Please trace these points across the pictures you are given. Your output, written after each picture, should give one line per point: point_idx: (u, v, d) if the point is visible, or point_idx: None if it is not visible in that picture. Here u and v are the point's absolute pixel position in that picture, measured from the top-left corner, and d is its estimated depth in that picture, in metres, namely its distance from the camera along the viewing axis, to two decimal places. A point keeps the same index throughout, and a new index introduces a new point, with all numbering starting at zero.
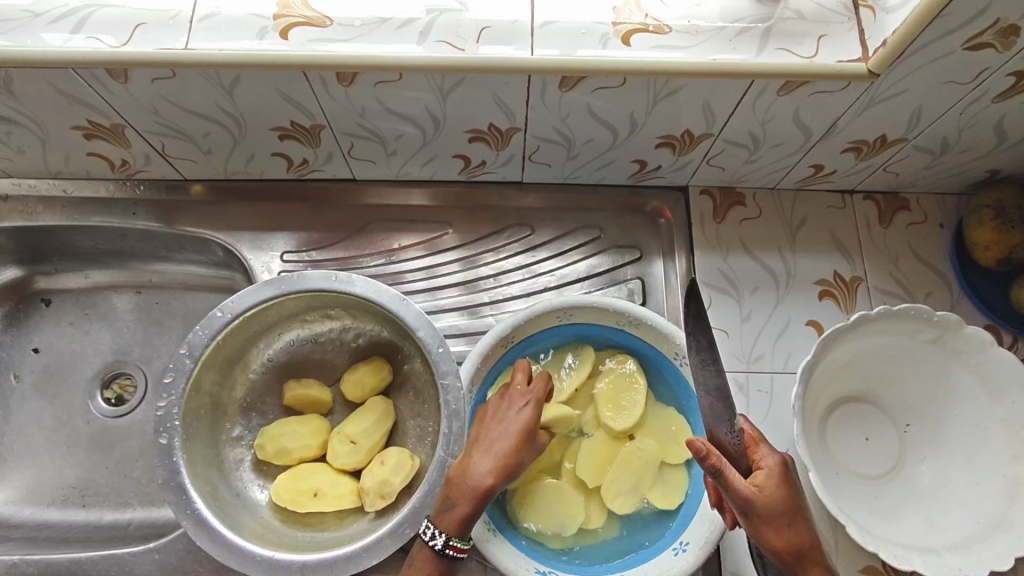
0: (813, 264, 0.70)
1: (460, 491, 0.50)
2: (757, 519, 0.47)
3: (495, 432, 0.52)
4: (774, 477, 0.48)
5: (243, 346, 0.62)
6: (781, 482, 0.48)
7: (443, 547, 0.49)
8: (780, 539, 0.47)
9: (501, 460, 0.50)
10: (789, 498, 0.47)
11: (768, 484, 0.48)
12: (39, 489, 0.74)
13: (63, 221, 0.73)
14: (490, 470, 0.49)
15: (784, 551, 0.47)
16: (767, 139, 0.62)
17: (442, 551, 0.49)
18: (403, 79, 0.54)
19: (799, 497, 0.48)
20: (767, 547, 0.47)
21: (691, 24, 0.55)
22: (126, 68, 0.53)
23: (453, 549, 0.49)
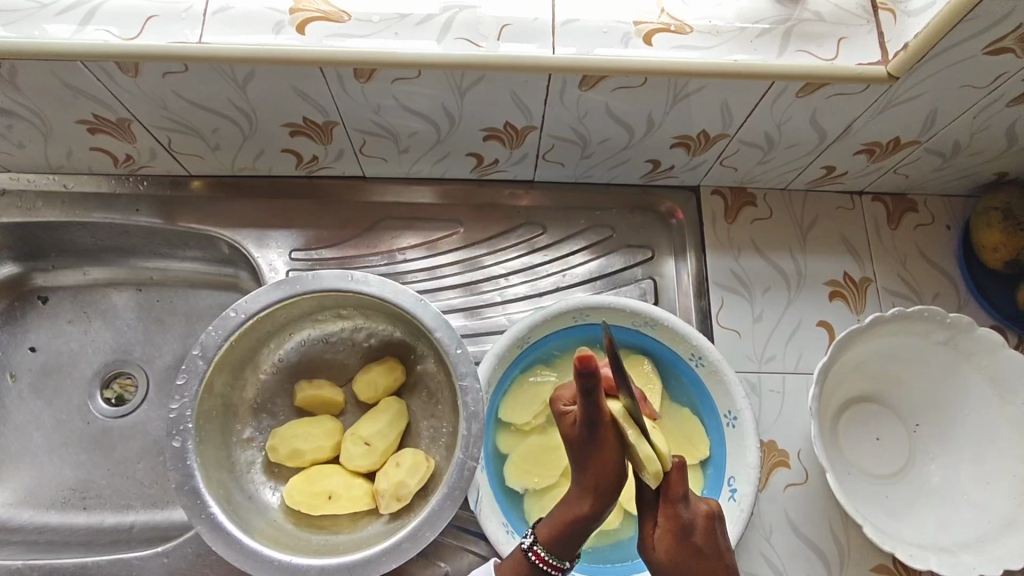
0: (824, 264, 0.71)
1: (574, 526, 0.46)
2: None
3: (605, 472, 0.43)
4: (669, 535, 0.41)
5: (254, 346, 0.61)
6: (671, 545, 0.40)
7: (528, 548, 0.48)
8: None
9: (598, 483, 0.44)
10: (677, 563, 0.40)
11: (661, 544, 0.41)
12: (39, 491, 0.72)
13: (63, 217, 0.71)
14: (587, 496, 0.45)
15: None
16: (783, 139, 0.62)
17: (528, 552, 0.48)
18: (421, 76, 0.54)
19: (698, 564, 0.40)
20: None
21: (711, 24, 0.54)
22: (137, 61, 0.51)
23: (536, 556, 0.47)
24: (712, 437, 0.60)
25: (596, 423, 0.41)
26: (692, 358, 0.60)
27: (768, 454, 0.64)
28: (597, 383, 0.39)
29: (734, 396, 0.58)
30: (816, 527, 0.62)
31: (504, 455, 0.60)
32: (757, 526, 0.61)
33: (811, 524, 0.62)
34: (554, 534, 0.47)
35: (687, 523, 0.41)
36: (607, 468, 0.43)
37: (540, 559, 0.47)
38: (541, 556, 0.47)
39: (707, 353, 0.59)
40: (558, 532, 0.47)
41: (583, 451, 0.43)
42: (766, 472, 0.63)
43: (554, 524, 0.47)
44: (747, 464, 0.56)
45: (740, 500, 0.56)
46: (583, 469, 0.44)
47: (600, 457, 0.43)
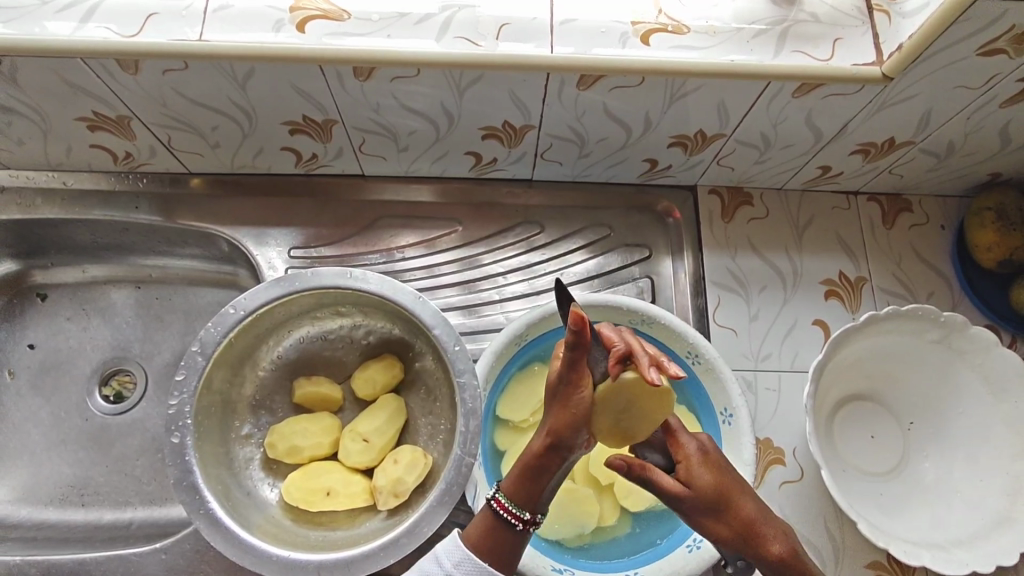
0: (819, 264, 0.71)
1: (533, 468, 0.47)
2: (695, 512, 0.44)
3: (566, 411, 0.45)
4: (699, 461, 0.46)
5: (254, 343, 0.62)
6: (705, 466, 0.46)
7: (492, 498, 0.48)
8: (724, 527, 0.44)
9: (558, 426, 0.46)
10: (716, 480, 0.45)
11: (696, 471, 0.45)
12: (37, 488, 0.73)
13: (62, 214, 0.72)
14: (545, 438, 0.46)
15: (729, 538, 0.44)
16: (779, 139, 0.63)
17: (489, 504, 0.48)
18: (420, 75, 0.54)
19: (727, 472, 0.46)
20: (712, 537, 0.45)
21: (708, 24, 0.55)
22: (137, 59, 0.52)
23: (497, 503, 0.47)
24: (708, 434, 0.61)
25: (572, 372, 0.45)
26: (688, 356, 0.61)
27: (764, 452, 0.64)
28: (585, 342, 0.43)
29: (730, 394, 0.59)
30: (811, 524, 0.62)
31: (501, 453, 0.60)
32: None
33: (806, 521, 0.62)
34: (519, 486, 0.47)
35: (700, 446, 0.47)
36: (572, 412, 0.45)
37: (500, 506, 0.47)
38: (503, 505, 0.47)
39: (704, 352, 0.60)
40: (521, 480, 0.47)
41: (556, 397, 0.46)
42: (761, 469, 0.63)
43: (518, 472, 0.47)
44: (742, 460, 0.57)
45: None
46: (550, 416, 0.47)
47: (565, 403, 0.45)
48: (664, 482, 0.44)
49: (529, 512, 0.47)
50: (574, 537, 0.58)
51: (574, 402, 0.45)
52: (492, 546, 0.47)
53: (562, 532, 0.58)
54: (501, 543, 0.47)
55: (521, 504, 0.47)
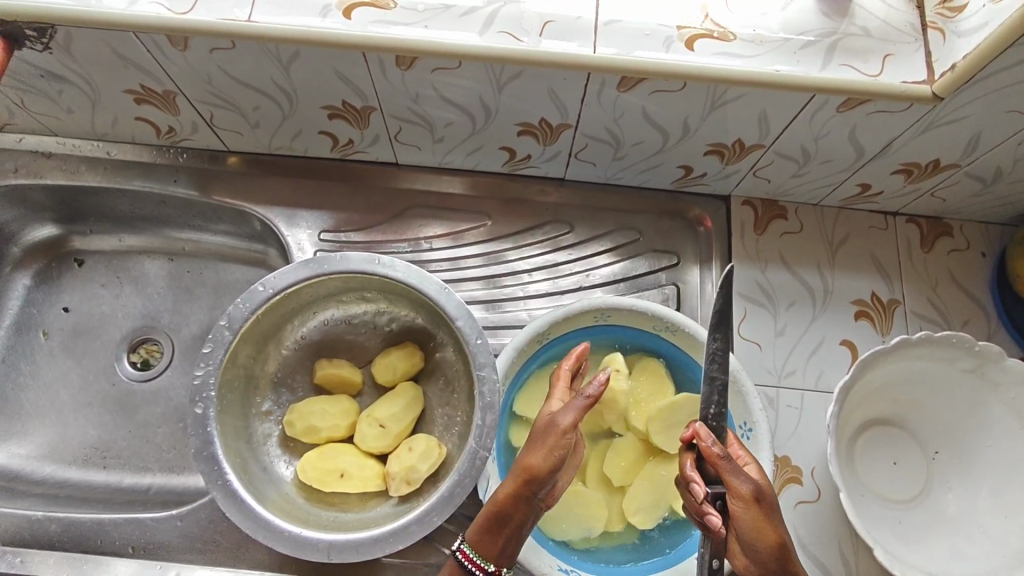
0: (851, 283, 0.70)
1: (495, 518, 0.47)
2: (755, 513, 0.44)
3: (540, 459, 0.46)
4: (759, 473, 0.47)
5: (280, 321, 0.62)
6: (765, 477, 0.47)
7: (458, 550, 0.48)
8: (774, 534, 0.44)
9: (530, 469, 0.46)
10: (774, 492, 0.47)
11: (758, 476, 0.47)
12: (62, 447, 0.75)
13: (104, 183, 0.74)
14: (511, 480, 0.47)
15: (774, 548, 0.44)
16: (819, 154, 0.62)
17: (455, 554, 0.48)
18: (461, 67, 0.54)
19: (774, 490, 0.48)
20: (761, 539, 0.44)
21: (755, 33, 0.54)
22: (187, 36, 0.53)
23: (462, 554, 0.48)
24: None
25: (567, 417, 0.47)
26: None
27: (781, 469, 0.63)
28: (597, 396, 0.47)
29: (750, 409, 0.57)
30: (824, 546, 0.61)
31: (515, 449, 0.60)
32: None
33: (819, 542, 0.61)
34: (481, 538, 0.48)
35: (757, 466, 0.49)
36: (550, 453, 0.46)
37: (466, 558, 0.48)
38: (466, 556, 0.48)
39: None
40: (483, 533, 0.48)
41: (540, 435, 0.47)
42: (777, 487, 0.63)
43: (480, 527, 0.48)
44: None
45: None
46: (525, 453, 0.47)
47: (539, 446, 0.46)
48: (740, 474, 0.45)
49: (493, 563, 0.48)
50: (584, 541, 0.58)
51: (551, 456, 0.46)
52: None
53: (569, 534, 0.57)
54: None
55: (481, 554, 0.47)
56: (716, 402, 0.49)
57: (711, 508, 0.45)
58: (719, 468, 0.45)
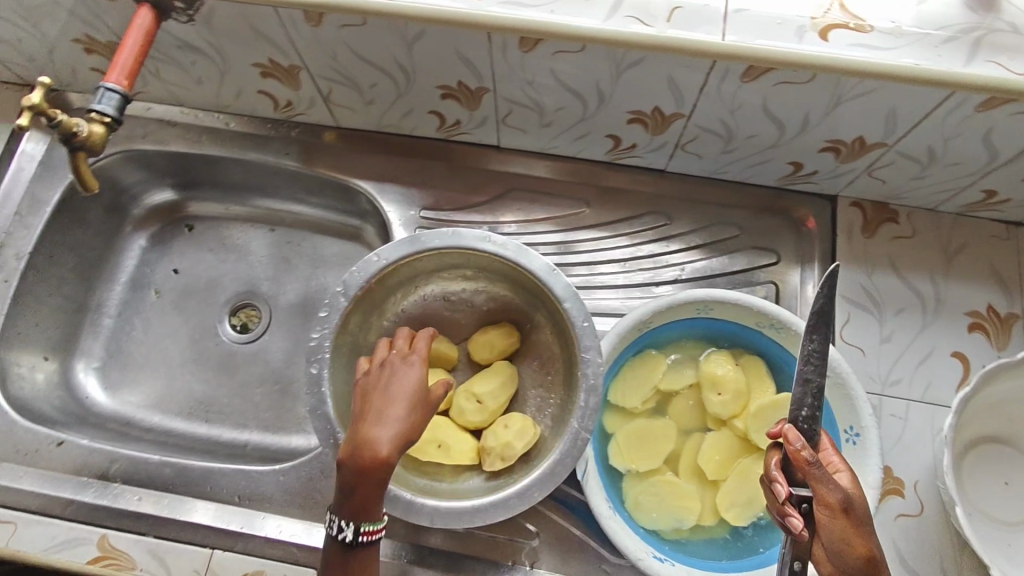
0: (966, 293, 0.67)
1: (365, 487, 0.44)
2: (842, 523, 0.43)
3: (383, 433, 0.43)
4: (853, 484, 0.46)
5: (386, 293, 0.64)
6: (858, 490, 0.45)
7: (354, 536, 0.46)
8: (864, 547, 0.42)
9: (405, 431, 0.44)
10: (864, 503, 0.45)
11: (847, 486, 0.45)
12: (168, 398, 0.79)
13: (223, 152, 0.77)
14: (391, 442, 0.43)
15: (862, 561, 0.42)
16: (946, 156, 0.59)
17: (353, 539, 0.46)
18: (584, 50, 0.54)
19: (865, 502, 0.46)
20: (849, 551, 0.42)
21: (894, 25, 0.52)
22: (323, 12, 0.55)
23: (365, 534, 0.46)
24: None
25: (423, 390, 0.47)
26: None
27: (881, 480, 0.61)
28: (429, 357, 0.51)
29: (859, 413, 0.56)
30: (925, 562, 0.59)
31: (609, 435, 0.61)
32: None
33: (919, 558, 0.59)
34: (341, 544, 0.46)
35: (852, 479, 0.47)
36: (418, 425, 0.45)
37: (365, 534, 0.46)
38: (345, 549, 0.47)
39: (834, 365, 0.57)
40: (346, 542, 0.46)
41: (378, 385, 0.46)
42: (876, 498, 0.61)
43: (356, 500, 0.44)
44: (866, 483, 0.55)
45: None
46: (362, 424, 0.44)
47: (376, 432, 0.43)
48: (830, 482, 0.44)
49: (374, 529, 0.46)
50: (674, 532, 0.58)
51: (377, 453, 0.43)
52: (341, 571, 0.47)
53: (661, 523, 0.57)
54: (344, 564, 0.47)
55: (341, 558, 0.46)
56: (808, 405, 0.49)
57: (793, 510, 0.45)
58: (806, 473, 0.44)
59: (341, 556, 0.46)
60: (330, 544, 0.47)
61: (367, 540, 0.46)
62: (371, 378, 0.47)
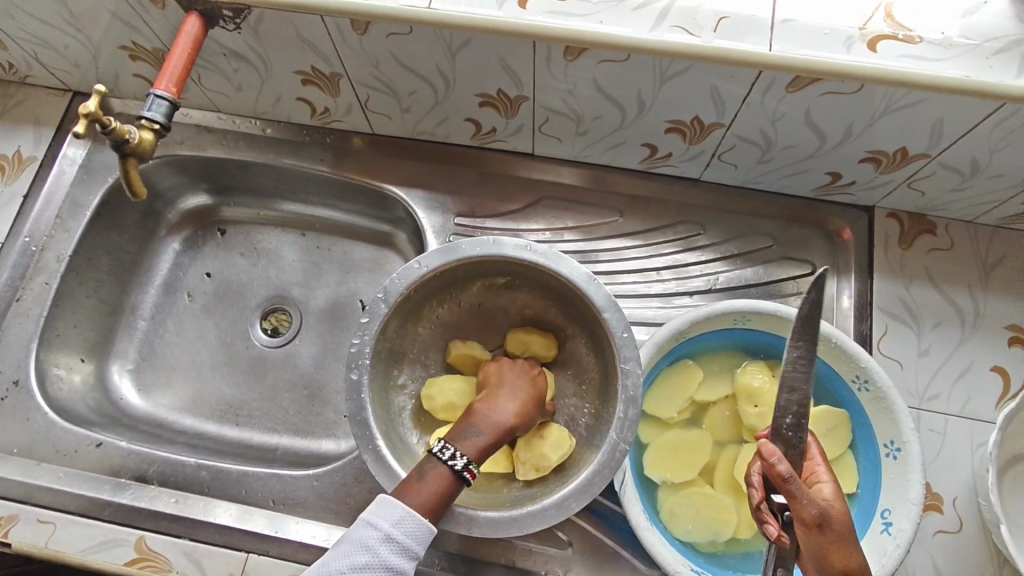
0: (1006, 307, 0.66)
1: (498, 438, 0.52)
2: (821, 539, 0.44)
3: (515, 407, 0.55)
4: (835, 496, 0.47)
5: (423, 300, 0.64)
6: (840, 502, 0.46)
7: (462, 467, 0.49)
8: (845, 560, 0.43)
9: (526, 408, 0.56)
10: (845, 516, 0.46)
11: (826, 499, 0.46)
12: (200, 401, 0.80)
13: (258, 158, 0.78)
14: (515, 413, 0.55)
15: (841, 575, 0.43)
16: (990, 168, 0.59)
17: (460, 472, 0.49)
18: (628, 60, 0.54)
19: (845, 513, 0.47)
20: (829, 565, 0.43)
21: (945, 36, 0.51)
22: (369, 20, 0.55)
23: (470, 473, 0.49)
24: (865, 465, 0.58)
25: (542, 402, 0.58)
26: (854, 381, 0.58)
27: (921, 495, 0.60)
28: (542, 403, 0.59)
29: (900, 426, 0.55)
30: None
31: (644, 446, 0.60)
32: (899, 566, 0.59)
33: (958, 575, 0.58)
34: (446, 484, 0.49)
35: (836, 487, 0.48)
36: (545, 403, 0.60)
37: (470, 472, 0.49)
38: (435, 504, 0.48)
39: (874, 378, 0.56)
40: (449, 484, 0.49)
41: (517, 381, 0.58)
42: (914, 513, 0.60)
43: (479, 445, 0.51)
44: (909, 498, 0.53)
45: (896, 535, 0.53)
46: (510, 404, 0.55)
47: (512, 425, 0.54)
48: (808, 498, 0.45)
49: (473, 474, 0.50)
50: (710, 544, 0.58)
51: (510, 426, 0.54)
52: (439, 504, 0.48)
53: (696, 535, 0.57)
54: (443, 500, 0.48)
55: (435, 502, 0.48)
56: (792, 412, 0.49)
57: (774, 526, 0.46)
58: (784, 489, 0.45)
59: (444, 487, 0.48)
60: (433, 472, 0.49)
61: (467, 478, 0.49)
62: (505, 369, 0.60)
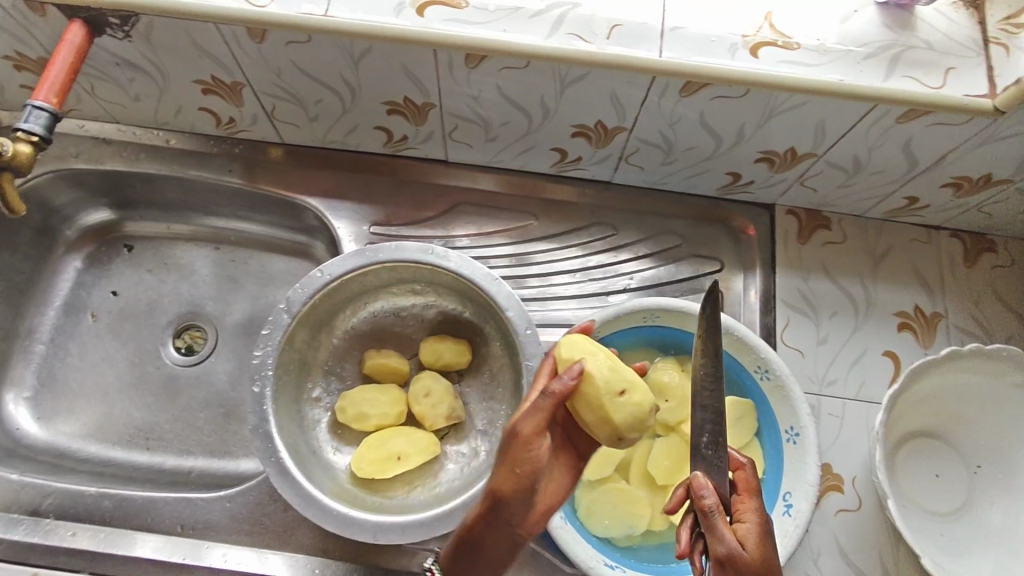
0: (894, 296, 0.71)
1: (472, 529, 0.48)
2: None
3: (496, 480, 0.44)
4: (755, 535, 0.45)
5: (333, 310, 0.64)
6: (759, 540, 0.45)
7: (428, 568, 0.52)
8: None
9: (511, 481, 0.44)
10: (763, 564, 0.43)
11: (749, 542, 0.44)
12: (107, 427, 0.76)
13: (161, 170, 0.75)
14: (494, 490, 0.45)
15: None
16: (871, 165, 0.62)
17: (434, 573, 0.51)
18: (528, 67, 0.55)
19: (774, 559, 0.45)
20: None
21: (821, 42, 0.54)
22: (264, 28, 0.54)
23: (435, 574, 0.51)
24: (768, 451, 0.61)
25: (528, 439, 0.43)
26: (757, 371, 0.61)
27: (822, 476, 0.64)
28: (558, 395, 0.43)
29: (797, 413, 0.59)
30: (865, 555, 0.61)
31: None
32: (805, 546, 0.61)
33: (859, 551, 0.61)
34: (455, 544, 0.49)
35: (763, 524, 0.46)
36: (511, 476, 0.44)
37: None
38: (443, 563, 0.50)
39: (773, 367, 0.59)
40: (461, 539, 0.49)
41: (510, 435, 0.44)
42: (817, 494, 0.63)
43: (454, 542, 0.49)
44: (806, 480, 0.57)
45: (795, 516, 0.56)
46: (498, 465, 0.45)
47: (514, 452, 0.43)
48: (720, 535, 0.44)
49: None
50: (626, 538, 0.59)
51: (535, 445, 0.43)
52: None
53: (611, 529, 0.58)
54: None
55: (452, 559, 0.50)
56: (710, 431, 0.49)
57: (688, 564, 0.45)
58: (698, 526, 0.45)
59: None
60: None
61: None
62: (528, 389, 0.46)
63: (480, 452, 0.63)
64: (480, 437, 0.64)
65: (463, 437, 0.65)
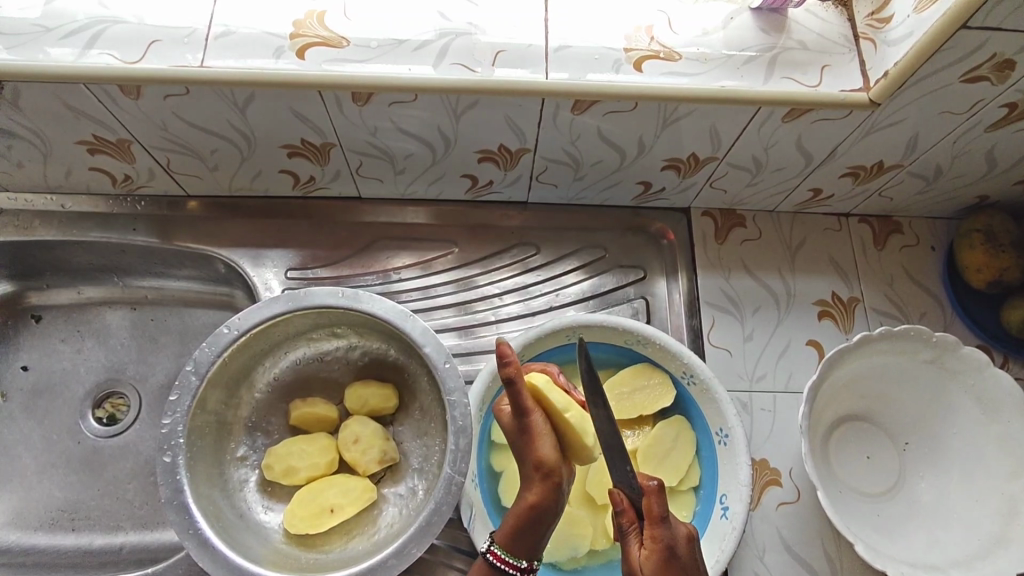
0: (812, 285, 0.72)
1: (526, 516, 0.49)
2: None
3: (543, 450, 0.48)
4: (658, 556, 0.42)
5: (249, 364, 0.62)
6: (658, 566, 0.41)
7: (487, 551, 0.50)
8: None
9: (536, 451, 0.48)
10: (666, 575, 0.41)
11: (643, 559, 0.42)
12: (27, 513, 0.71)
13: (60, 236, 0.72)
14: (544, 458, 0.48)
15: None
16: (770, 164, 0.64)
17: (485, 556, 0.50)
18: (417, 99, 0.55)
19: None
20: None
21: (699, 51, 0.56)
22: (139, 84, 0.52)
23: (493, 554, 0.49)
24: (704, 455, 0.61)
25: (524, 410, 0.48)
26: (684, 376, 0.61)
27: (760, 472, 0.64)
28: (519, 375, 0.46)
29: (724, 413, 0.59)
30: (807, 545, 0.62)
31: (497, 475, 0.60)
32: (750, 544, 0.62)
33: (802, 542, 0.62)
34: (512, 534, 0.49)
35: (670, 543, 0.42)
36: (545, 447, 0.48)
37: (497, 558, 0.49)
38: (499, 556, 0.49)
39: (698, 371, 0.60)
40: (514, 530, 0.49)
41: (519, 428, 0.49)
42: (757, 492, 0.64)
43: (511, 528, 0.49)
44: (739, 481, 0.57)
45: (731, 518, 0.56)
46: (523, 453, 0.49)
47: (532, 441, 0.48)
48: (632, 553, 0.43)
49: (526, 558, 0.49)
50: (570, 561, 0.58)
51: (540, 434, 0.48)
52: None
53: (555, 554, 0.58)
54: None
55: (517, 551, 0.49)
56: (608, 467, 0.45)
57: None
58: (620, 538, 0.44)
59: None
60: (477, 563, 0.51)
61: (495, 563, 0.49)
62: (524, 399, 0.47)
63: (417, 491, 0.61)
64: (416, 475, 0.63)
65: (399, 478, 0.63)
